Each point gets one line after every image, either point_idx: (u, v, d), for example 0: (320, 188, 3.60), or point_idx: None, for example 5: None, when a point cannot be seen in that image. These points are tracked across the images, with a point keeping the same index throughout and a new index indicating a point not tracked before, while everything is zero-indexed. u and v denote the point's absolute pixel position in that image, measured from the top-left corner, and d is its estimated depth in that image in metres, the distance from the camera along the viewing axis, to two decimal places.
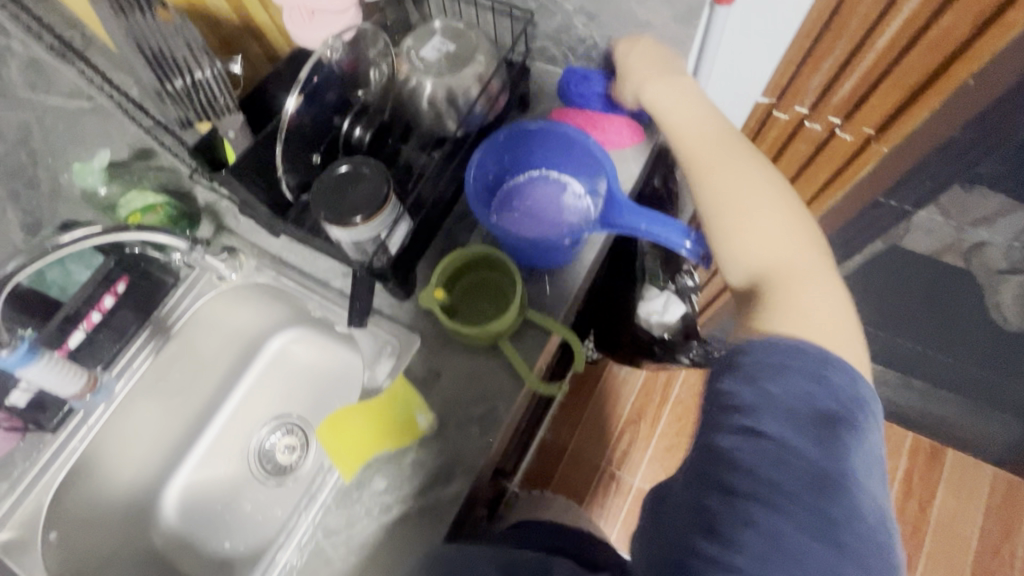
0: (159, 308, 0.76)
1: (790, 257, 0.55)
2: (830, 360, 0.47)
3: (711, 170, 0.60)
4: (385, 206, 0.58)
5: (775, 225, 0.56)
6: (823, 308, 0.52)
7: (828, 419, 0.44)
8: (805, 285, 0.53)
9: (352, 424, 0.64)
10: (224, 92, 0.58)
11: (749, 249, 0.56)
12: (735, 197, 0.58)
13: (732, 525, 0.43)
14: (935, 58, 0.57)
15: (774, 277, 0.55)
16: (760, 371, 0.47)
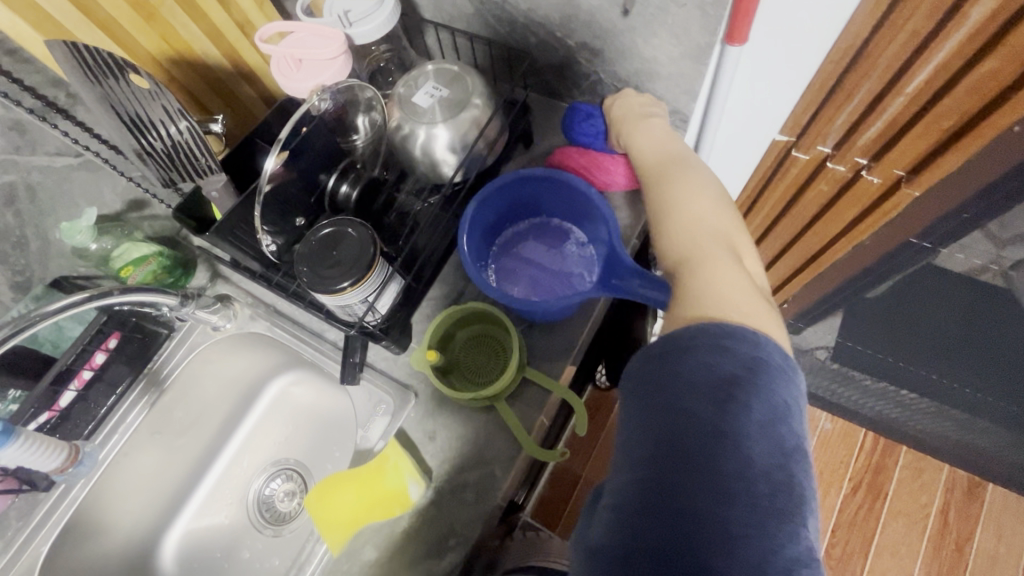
0: (150, 361, 0.76)
1: (709, 244, 0.51)
2: (732, 330, 0.42)
3: (658, 170, 0.59)
4: (372, 271, 0.55)
5: (706, 216, 0.53)
6: (739, 294, 0.47)
7: (740, 386, 0.40)
8: (724, 270, 0.49)
9: (342, 492, 0.62)
10: (207, 153, 0.57)
11: (680, 235, 0.53)
12: (671, 192, 0.56)
13: (687, 530, 0.37)
14: (975, 100, 0.51)
15: (691, 258, 0.51)
16: (711, 344, 0.42)
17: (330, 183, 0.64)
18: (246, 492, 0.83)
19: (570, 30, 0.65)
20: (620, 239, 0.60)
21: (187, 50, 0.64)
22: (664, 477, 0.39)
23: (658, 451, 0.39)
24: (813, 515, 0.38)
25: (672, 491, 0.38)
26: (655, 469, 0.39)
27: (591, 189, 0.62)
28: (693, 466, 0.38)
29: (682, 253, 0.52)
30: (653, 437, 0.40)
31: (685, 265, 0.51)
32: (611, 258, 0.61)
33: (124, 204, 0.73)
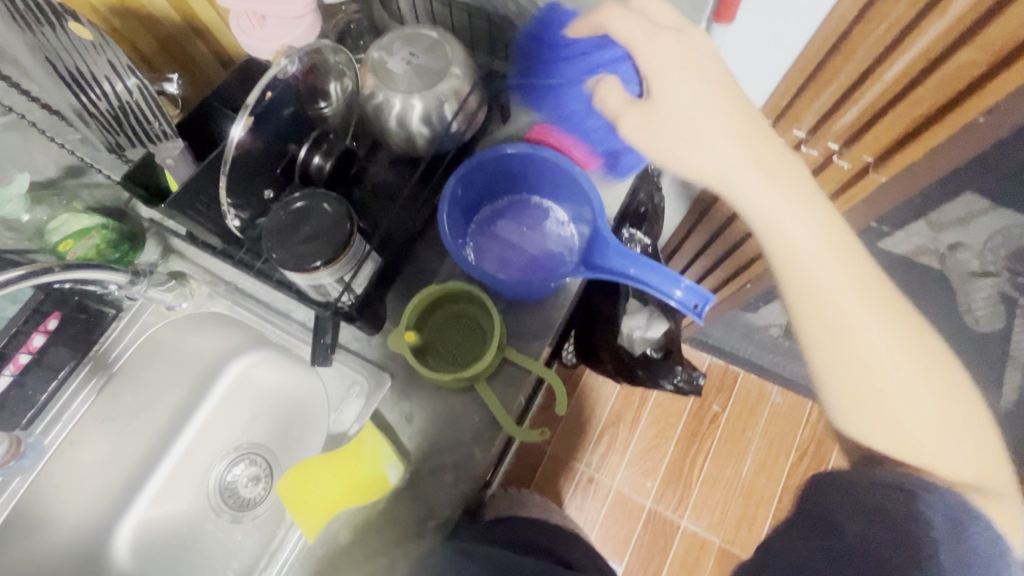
0: (96, 344, 0.70)
1: (949, 453, 0.44)
2: (971, 513, 0.40)
3: (843, 302, 0.47)
4: (348, 249, 0.53)
5: (898, 371, 0.46)
6: (998, 488, 0.44)
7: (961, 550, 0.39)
8: (989, 484, 0.43)
9: (318, 477, 0.60)
10: (160, 116, 0.51)
11: (897, 420, 0.46)
12: (871, 369, 0.46)
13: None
14: (947, 90, 0.52)
15: (930, 464, 0.44)
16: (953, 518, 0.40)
17: (301, 153, 0.59)
18: (208, 476, 0.80)
19: None
20: (605, 221, 0.60)
21: None
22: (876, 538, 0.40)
23: (860, 543, 0.41)
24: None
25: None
26: (817, 543, 0.42)
27: (574, 169, 0.61)
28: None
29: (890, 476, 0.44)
30: (871, 517, 0.41)
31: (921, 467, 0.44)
32: (595, 240, 0.61)
33: (60, 170, 0.65)
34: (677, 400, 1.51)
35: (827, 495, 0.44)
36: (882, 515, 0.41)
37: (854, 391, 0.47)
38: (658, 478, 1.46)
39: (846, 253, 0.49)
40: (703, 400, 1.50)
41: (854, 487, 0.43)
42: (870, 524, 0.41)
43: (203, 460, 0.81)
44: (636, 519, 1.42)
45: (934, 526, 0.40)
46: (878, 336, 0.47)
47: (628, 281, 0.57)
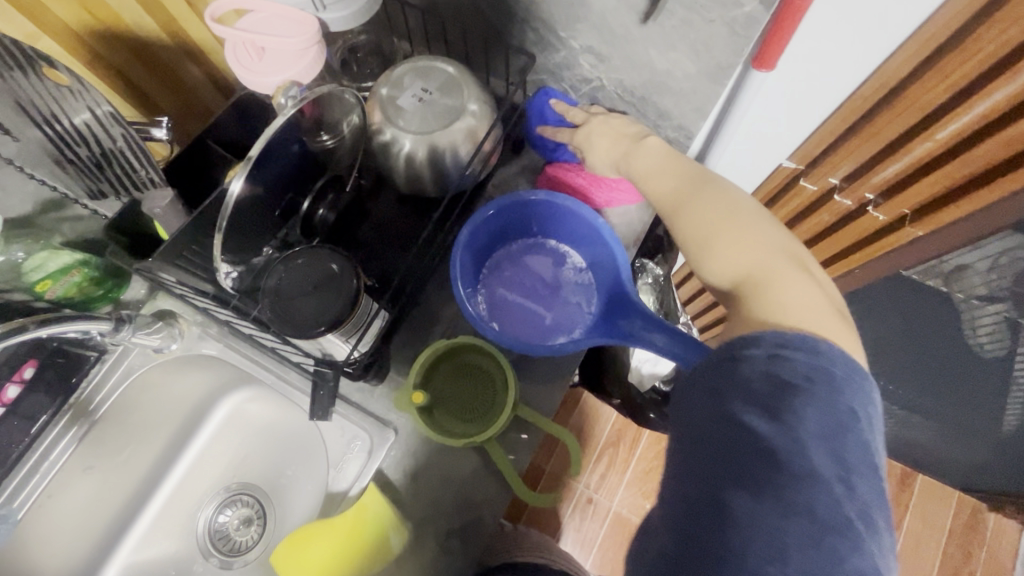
0: (78, 390, 0.67)
1: (771, 254, 0.48)
2: (790, 339, 0.41)
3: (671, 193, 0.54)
4: (353, 312, 0.48)
5: (722, 220, 0.51)
6: (822, 300, 0.46)
7: (788, 391, 0.39)
8: (807, 283, 0.47)
9: (314, 546, 0.55)
10: (146, 162, 0.47)
11: (729, 253, 0.50)
12: (707, 217, 0.52)
13: (731, 477, 0.37)
14: (1002, 154, 0.49)
15: (761, 279, 0.48)
16: (782, 343, 0.41)
17: (304, 207, 0.56)
18: (197, 518, 0.75)
19: (575, 31, 0.60)
20: (630, 279, 0.57)
21: (115, 20, 0.54)
22: (717, 411, 0.40)
23: (713, 430, 0.39)
24: (811, 445, 0.37)
25: (719, 488, 0.37)
26: (704, 455, 0.39)
27: (597, 219, 0.57)
28: (758, 476, 0.37)
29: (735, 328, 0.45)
30: (714, 400, 0.40)
31: (753, 287, 0.48)
32: (618, 299, 0.58)
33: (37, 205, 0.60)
34: None
35: (684, 403, 0.43)
36: (714, 393, 0.41)
37: (699, 229, 0.51)
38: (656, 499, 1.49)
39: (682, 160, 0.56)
40: None
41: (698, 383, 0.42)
42: (707, 404, 0.41)
43: (192, 502, 0.76)
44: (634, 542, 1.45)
45: (772, 367, 0.40)
46: (707, 203, 0.52)
47: (646, 346, 0.54)
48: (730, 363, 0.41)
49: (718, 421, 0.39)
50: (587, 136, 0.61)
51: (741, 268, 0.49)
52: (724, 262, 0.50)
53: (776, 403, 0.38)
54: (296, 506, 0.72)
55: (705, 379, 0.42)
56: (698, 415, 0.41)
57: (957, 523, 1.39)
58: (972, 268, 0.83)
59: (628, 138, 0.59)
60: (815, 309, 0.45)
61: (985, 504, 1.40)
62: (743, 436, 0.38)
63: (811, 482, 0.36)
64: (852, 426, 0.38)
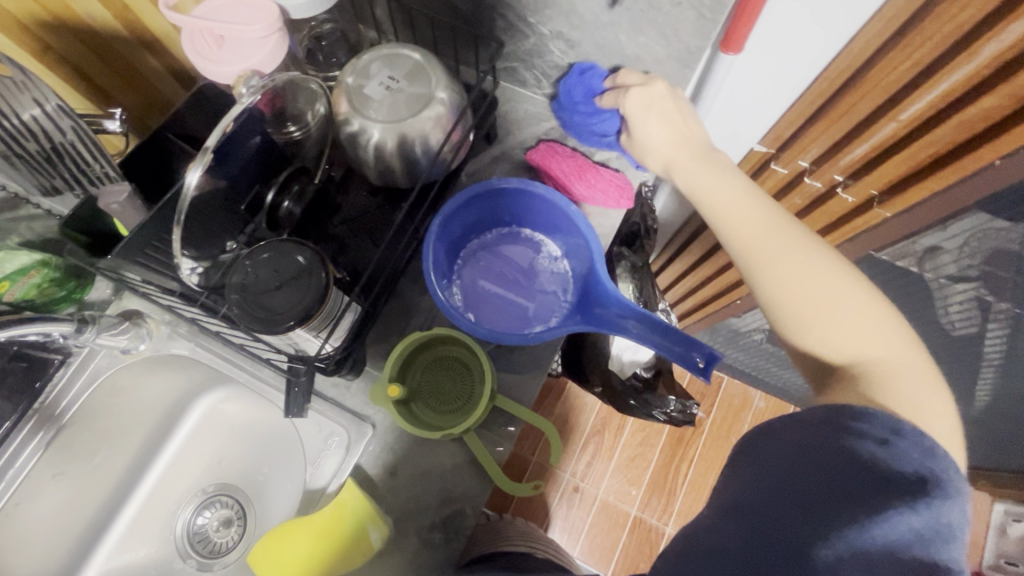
0: (42, 395, 0.65)
1: (882, 341, 0.48)
2: (904, 429, 0.41)
3: (767, 256, 0.51)
4: (323, 306, 0.47)
5: (827, 291, 0.49)
6: (936, 400, 0.45)
7: (902, 487, 0.38)
8: (918, 377, 0.46)
9: (296, 540, 0.55)
10: (102, 158, 0.46)
11: (835, 330, 0.49)
12: (812, 285, 0.49)
13: (817, 530, 0.38)
14: (964, 132, 0.50)
15: (872, 368, 0.47)
16: (895, 430, 0.41)
17: (268, 197, 0.53)
18: (174, 522, 0.74)
19: (545, 16, 0.59)
20: (604, 267, 0.56)
21: (65, 11, 0.51)
22: (814, 474, 0.41)
23: (805, 482, 0.40)
24: (912, 546, 0.36)
25: (800, 543, 0.38)
26: (784, 499, 0.41)
27: (570, 206, 0.57)
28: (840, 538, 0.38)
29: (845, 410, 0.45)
30: (810, 465, 0.41)
31: (864, 373, 0.47)
32: (592, 286, 0.58)
33: None
34: None
35: (769, 449, 0.43)
36: (813, 458, 0.41)
37: (803, 299, 0.49)
38: (642, 485, 1.51)
39: (769, 206, 0.53)
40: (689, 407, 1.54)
41: (793, 436, 0.42)
42: (805, 461, 0.41)
43: (169, 505, 0.75)
44: (621, 528, 1.47)
45: (887, 459, 0.40)
46: (808, 266, 0.50)
47: (623, 334, 0.54)
48: (840, 434, 0.41)
49: (810, 481, 0.40)
50: (647, 114, 0.56)
51: (853, 347, 0.48)
52: (831, 342, 0.49)
53: (883, 490, 0.38)
54: (274, 504, 0.72)
55: (801, 436, 0.42)
56: (793, 472, 0.41)
57: None
58: (940, 248, 0.85)
59: (692, 147, 0.57)
60: (926, 402, 0.45)
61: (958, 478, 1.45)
62: (838, 508, 0.39)
63: (896, 566, 0.36)
64: (951, 536, 0.37)
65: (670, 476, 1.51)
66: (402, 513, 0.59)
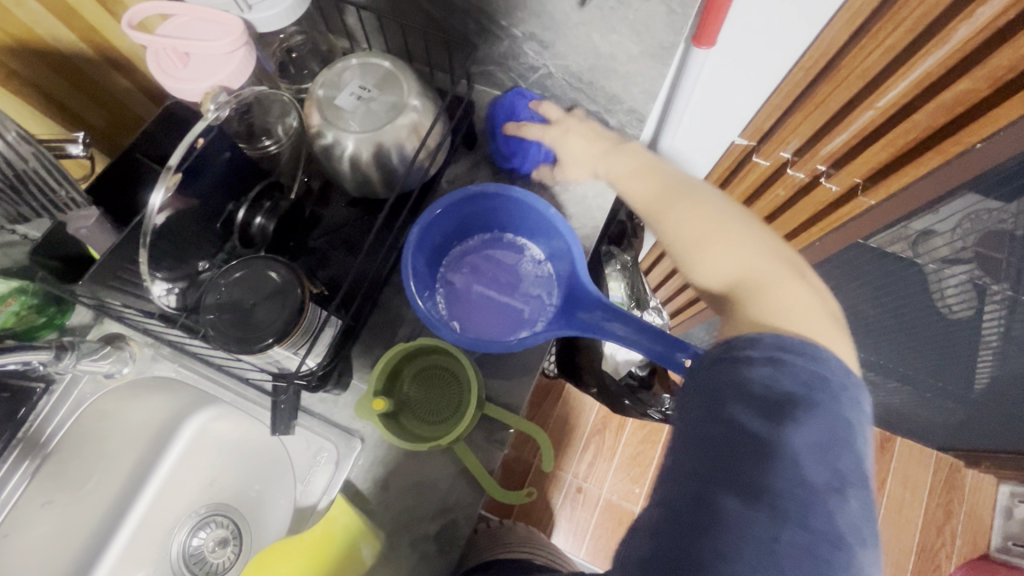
0: (24, 425, 0.64)
1: (765, 259, 0.48)
2: (790, 343, 0.40)
3: (656, 205, 0.54)
4: (300, 322, 0.46)
5: (712, 228, 0.50)
6: (816, 306, 0.44)
7: (792, 402, 0.38)
8: (795, 286, 0.46)
9: (284, 560, 0.54)
10: (66, 184, 0.45)
11: (717, 258, 0.49)
12: (695, 224, 0.51)
13: (731, 483, 0.36)
14: (944, 116, 0.49)
15: (751, 284, 0.47)
16: (779, 349, 0.40)
17: (240, 214, 0.52)
18: (170, 544, 0.74)
19: (517, 18, 0.58)
20: (586, 269, 0.56)
21: (28, 34, 0.51)
22: (718, 416, 0.38)
23: (713, 429, 0.38)
24: (812, 460, 0.36)
25: (707, 488, 0.36)
26: (697, 457, 0.38)
27: (549, 209, 0.56)
28: (754, 484, 0.36)
29: (729, 332, 0.44)
30: (714, 409, 0.39)
31: (745, 289, 0.47)
32: (576, 288, 0.57)
33: None
34: None
35: (682, 403, 0.42)
36: (712, 399, 0.39)
37: (691, 239, 0.51)
38: (645, 483, 1.50)
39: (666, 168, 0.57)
40: None
41: (696, 382, 0.41)
42: (709, 412, 0.39)
43: (163, 528, 0.74)
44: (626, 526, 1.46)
45: (773, 380, 0.38)
46: (694, 210, 0.52)
47: (590, 329, 0.54)
48: (732, 364, 0.40)
49: (718, 426, 0.38)
50: (565, 136, 0.63)
51: (738, 269, 0.48)
52: (709, 266, 0.49)
53: (778, 414, 0.37)
54: (269, 522, 0.71)
55: (704, 380, 0.41)
56: (698, 420, 0.39)
57: (936, 481, 1.44)
58: (932, 232, 0.84)
59: (607, 142, 0.62)
60: (807, 311, 0.44)
61: (961, 462, 1.44)
62: (739, 445, 0.37)
63: (806, 494, 0.35)
64: (848, 437, 0.37)
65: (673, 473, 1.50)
66: (395, 525, 0.58)
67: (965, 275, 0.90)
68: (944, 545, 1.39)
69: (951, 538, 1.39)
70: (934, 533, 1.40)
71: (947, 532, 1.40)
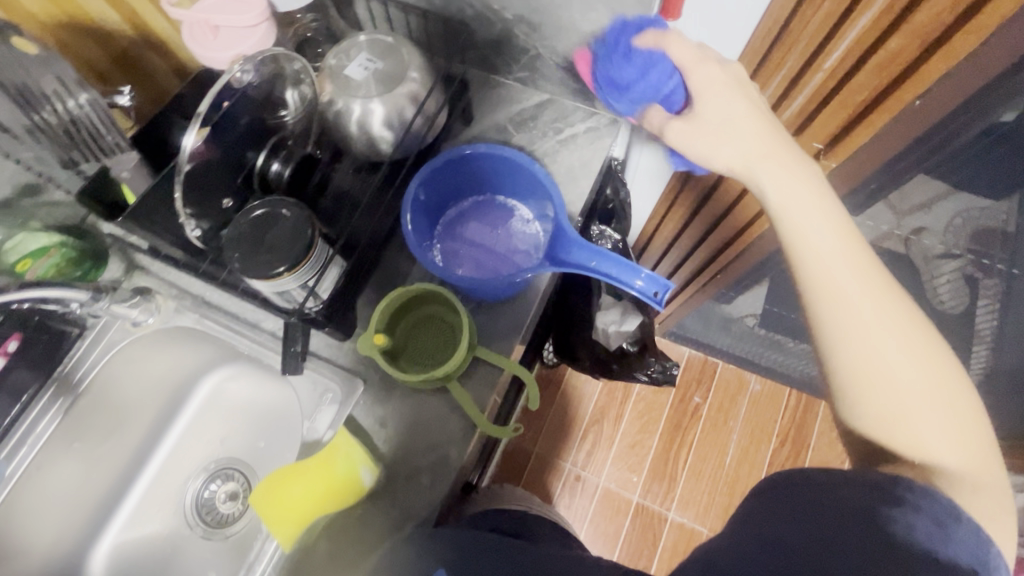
0: (61, 365, 0.71)
1: (949, 433, 0.43)
2: (948, 518, 0.39)
3: (844, 311, 0.46)
4: (310, 255, 0.53)
5: (910, 372, 0.44)
6: (982, 464, 0.42)
7: (946, 564, 0.37)
8: (975, 461, 0.42)
9: (294, 485, 0.59)
10: (112, 130, 0.52)
11: (899, 406, 0.44)
12: (884, 356, 0.44)
13: None
14: (883, 77, 0.55)
15: (932, 455, 0.42)
16: (946, 517, 0.38)
17: (259, 161, 0.60)
18: (184, 493, 0.79)
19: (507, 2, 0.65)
20: (567, 217, 0.61)
21: (79, 12, 0.59)
22: (847, 531, 0.39)
23: (837, 536, 0.39)
24: None
25: None
26: (808, 556, 0.39)
27: (534, 165, 0.62)
28: None
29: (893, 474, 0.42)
30: (847, 526, 0.39)
31: (924, 460, 0.42)
32: (559, 236, 0.62)
33: (16, 189, 0.66)
34: (659, 394, 1.59)
35: (805, 500, 0.42)
36: (852, 515, 0.40)
37: (880, 376, 0.44)
38: (643, 472, 1.52)
39: (847, 250, 0.48)
40: (684, 393, 1.59)
41: (830, 492, 0.41)
42: (838, 518, 0.40)
43: (180, 478, 0.80)
44: (624, 514, 1.48)
45: (916, 534, 0.38)
46: (892, 339, 0.44)
47: (588, 272, 0.58)
48: (869, 496, 0.40)
49: (834, 529, 0.40)
50: (697, 65, 0.56)
51: (914, 425, 0.43)
52: (883, 410, 0.44)
53: (930, 567, 0.37)
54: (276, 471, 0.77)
55: (841, 497, 0.41)
56: (825, 525, 0.40)
57: None
58: (905, 208, 0.88)
59: (732, 86, 0.55)
60: (989, 495, 0.41)
61: None
62: (869, 573, 0.37)
63: None
64: None
65: (670, 463, 1.52)
66: (391, 455, 0.63)
67: (948, 259, 0.97)
68: None
69: None
70: None
71: None
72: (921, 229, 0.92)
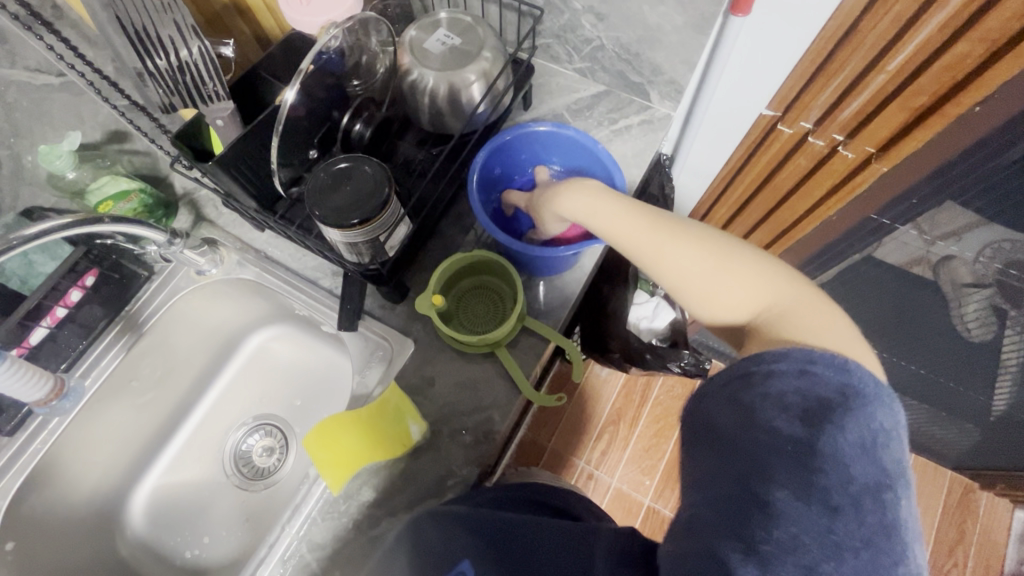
0: (129, 304, 0.74)
1: (765, 291, 0.53)
2: (817, 356, 0.46)
3: (646, 249, 0.56)
4: (384, 212, 0.55)
5: (722, 275, 0.54)
6: (801, 297, 0.52)
7: (824, 407, 0.44)
8: (792, 296, 0.52)
9: (343, 433, 0.62)
10: (216, 78, 0.58)
11: (723, 297, 0.54)
12: (689, 264, 0.54)
13: (761, 475, 0.43)
14: (946, 81, 0.59)
15: (767, 316, 0.52)
16: (801, 362, 0.46)
17: (343, 121, 0.63)
18: (225, 443, 0.82)
19: None
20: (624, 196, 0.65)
21: None
22: (753, 423, 0.45)
23: (743, 433, 0.45)
24: (860, 461, 0.42)
25: (761, 487, 0.42)
26: (733, 463, 0.44)
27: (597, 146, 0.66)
28: (799, 480, 0.41)
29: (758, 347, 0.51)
30: (748, 422, 0.45)
31: (767, 320, 0.52)
32: None
33: (105, 134, 0.71)
34: (676, 400, 1.60)
35: (715, 417, 0.47)
36: (746, 409, 0.46)
37: (706, 286, 0.54)
38: (656, 476, 1.52)
39: (606, 208, 0.59)
40: None
41: (723, 398, 0.47)
42: (743, 423, 0.45)
43: (223, 428, 0.83)
44: (634, 516, 1.48)
45: (785, 391, 0.45)
46: (687, 251, 0.55)
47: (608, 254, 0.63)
48: (745, 383, 0.47)
49: (746, 430, 0.45)
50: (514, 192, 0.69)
51: (736, 305, 0.53)
52: (718, 309, 0.54)
53: (816, 421, 0.43)
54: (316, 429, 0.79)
55: (726, 395, 0.47)
56: (734, 428, 0.46)
57: (949, 502, 1.35)
58: None
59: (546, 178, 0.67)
60: (808, 312, 0.51)
61: (977, 484, 1.35)
62: (771, 459, 0.43)
63: (846, 503, 0.41)
64: (886, 441, 0.43)
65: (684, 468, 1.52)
66: (436, 414, 0.65)
67: (975, 288, 0.87)
68: (955, 568, 1.29)
69: (963, 563, 1.29)
70: (946, 556, 1.30)
71: (959, 555, 1.30)
72: (950, 256, 0.85)
